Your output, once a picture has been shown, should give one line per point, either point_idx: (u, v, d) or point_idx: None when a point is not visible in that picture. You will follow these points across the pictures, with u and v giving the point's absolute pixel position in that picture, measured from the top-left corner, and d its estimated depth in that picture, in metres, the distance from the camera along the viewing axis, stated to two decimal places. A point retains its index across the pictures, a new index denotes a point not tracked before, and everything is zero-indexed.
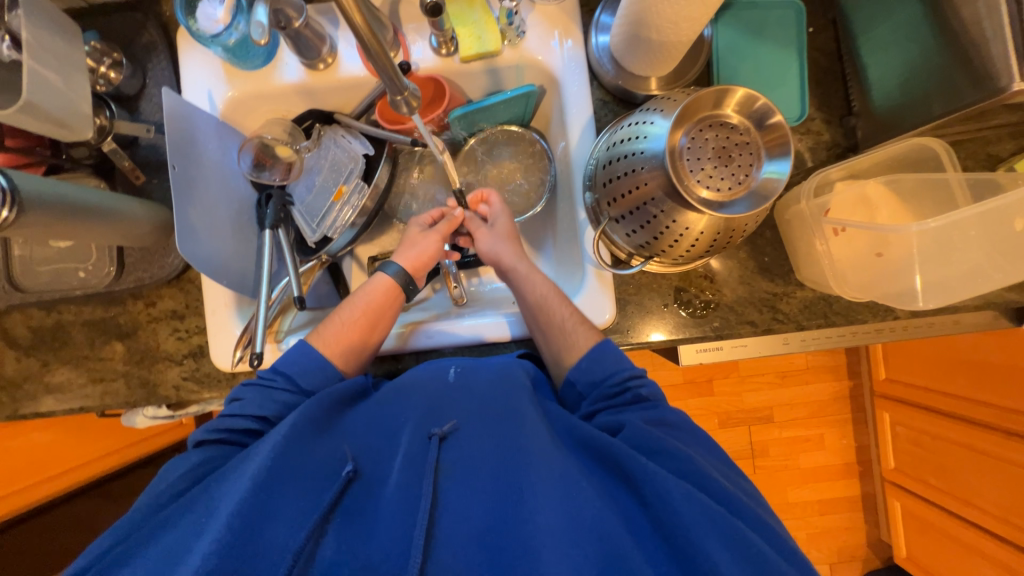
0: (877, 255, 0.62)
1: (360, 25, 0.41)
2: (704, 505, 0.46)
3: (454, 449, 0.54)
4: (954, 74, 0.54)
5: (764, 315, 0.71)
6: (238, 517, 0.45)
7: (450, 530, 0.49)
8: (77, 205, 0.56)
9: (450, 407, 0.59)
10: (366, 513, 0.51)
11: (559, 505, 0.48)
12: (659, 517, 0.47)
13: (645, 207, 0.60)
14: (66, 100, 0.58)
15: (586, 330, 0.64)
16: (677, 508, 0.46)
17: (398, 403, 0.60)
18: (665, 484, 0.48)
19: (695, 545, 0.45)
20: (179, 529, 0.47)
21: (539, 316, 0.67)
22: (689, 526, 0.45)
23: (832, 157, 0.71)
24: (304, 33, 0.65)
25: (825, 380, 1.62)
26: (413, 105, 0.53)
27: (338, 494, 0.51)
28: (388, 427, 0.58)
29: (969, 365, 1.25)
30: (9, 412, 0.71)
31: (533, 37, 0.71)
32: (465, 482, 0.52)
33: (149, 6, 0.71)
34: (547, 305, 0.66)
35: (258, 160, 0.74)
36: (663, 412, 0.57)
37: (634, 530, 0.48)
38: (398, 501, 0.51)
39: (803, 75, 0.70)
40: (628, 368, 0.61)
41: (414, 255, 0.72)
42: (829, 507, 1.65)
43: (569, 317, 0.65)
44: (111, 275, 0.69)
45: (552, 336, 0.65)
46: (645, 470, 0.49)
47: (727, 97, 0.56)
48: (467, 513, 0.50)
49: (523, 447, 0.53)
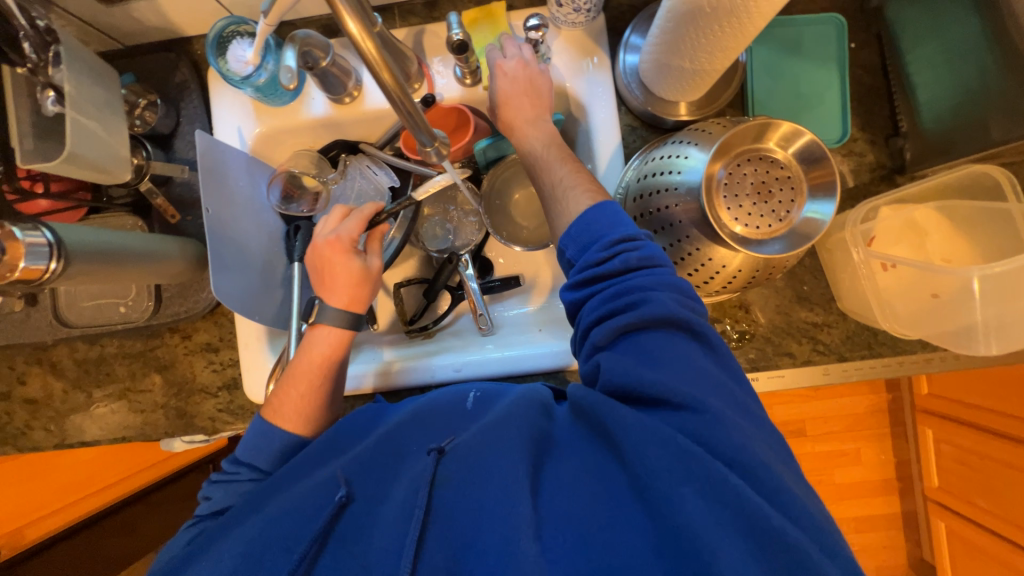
0: (933, 293, 0.58)
1: (389, 82, 0.40)
2: (705, 479, 0.39)
3: (452, 460, 0.48)
4: (1019, 97, 0.50)
5: (803, 346, 0.68)
6: (245, 557, 0.47)
7: (439, 539, 0.45)
8: (117, 251, 0.57)
9: (459, 423, 0.53)
10: (361, 534, 0.48)
11: (556, 503, 0.43)
12: (661, 511, 0.40)
13: (681, 244, 0.58)
14: (106, 147, 0.59)
15: (586, 193, 0.55)
16: (686, 505, 0.38)
17: (409, 424, 0.54)
18: (660, 467, 0.40)
19: (704, 541, 0.37)
20: (212, 552, 0.50)
21: (540, 173, 0.60)
22: (699, 525, 0.38)
23: (876, 179, 0.67)
24: (331, 70, 0.65)
25: (861, 393, 1.55)
26: (443, 152, 0.54)
27: (329, 521, 0.48)
28: (395, 449, 0.52)
29: (1022, 383, 1.17)
30: (58, 441, 0.74)
31: (558, 63, 0.70)
32: (462, 490, 0.46)
33: (181, 45, 0.73)
34: (550, 159, 0.60)
35: (287, 192, 0.76)
36: (659, 306, 0.46)
37: (640, 527, 0.41)
38: (391, 514, 0.47)
39: (844, 95, 0.66)
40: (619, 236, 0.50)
41: (345, 295, 0.64)
42: (867, 524, 1.58)
43: (566, 178, 0.57)
44: (149, 310, 0.71)
45: (548, 201, 0.59)
46: (638, 451, 0.42)
47: (769, 131, 0.53)
48: (458, 521, 0.45)
49: (518, 444, 0.46)
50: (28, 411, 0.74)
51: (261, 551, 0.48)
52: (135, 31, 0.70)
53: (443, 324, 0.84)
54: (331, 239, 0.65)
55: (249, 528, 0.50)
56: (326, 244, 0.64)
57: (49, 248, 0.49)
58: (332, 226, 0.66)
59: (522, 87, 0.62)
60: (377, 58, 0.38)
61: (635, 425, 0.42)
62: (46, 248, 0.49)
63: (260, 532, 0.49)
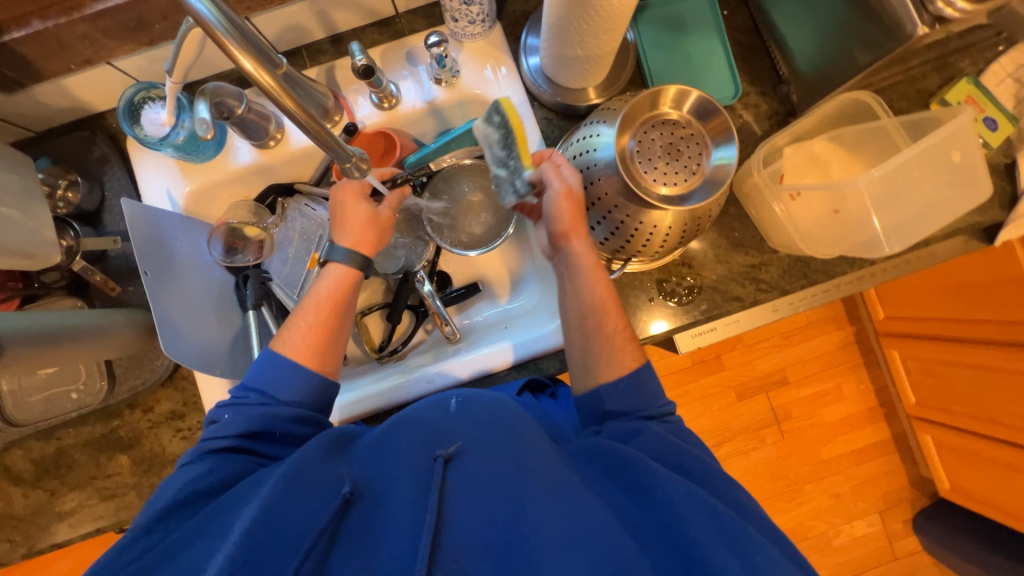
0: (835, 210, 0.64)
1: (294, 108, 0.41)
2: (712, 506, 0.48)
3: (460, 468, 0.53)
4: (864, 28, 0.57)
5: (748, 288, 0.73)
6: (247, 539, 0.46)
7: (456, 544, 0.49)
8: (56, 332, 0.56)
9: (458, 424, 0.58)
10: (364, 533, 0.51)
11: (569, 516, 0.49)
12: (665, 521, 0.48)
13: (612, 214, 0.61)
14: (24, 231, 0.58)
15: (630, 348, 0.61)
16: (688, 515, 0.47)
17: (401, 427, 0.59)
18: (675, 490, 0.49)
19: (702, 547, 0.46)
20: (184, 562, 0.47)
21: (590, 316, 0.61)
22: (698, 530, 0.46)
23: (774, 125, 0.74)
24: (248, 116, 0.67)
25: (828, 332, 1.63)
26: (364, 168, 0.53)
27: (333, 517, 0.51)
28: (389, 452, 0.57)
29: (960, 287, 1.25)
30: (25, 550, 0.70)
31: (468, 73, 0.74)
32: (471, 491, 0.52)
33: (94, 122, 0.73)
34: (603, 302, 0.61)
35: (230, 245, 0.75)
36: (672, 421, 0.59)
37: (641, 537, 0.49)
38: (400, 516, 0.51)
39: (729, 55, 0.72)
40: (660, 402, 0.60)
41: (353, 232, 0.65)
42: (864, 455, 1.63)
43: (615, 327, 0.61)
44: (104, 389, 0.69)
45: (588, 336, 0.61)
46: (654, 475, 0.51)
47: (661, 97, 0.58)
48: (471, 527, 0.50)
49: (530, 457, 0.53)
50: None
51: (266, 536, 0.47)
52: (44, 114, 0.69)
53: (412, 344, 0.85)
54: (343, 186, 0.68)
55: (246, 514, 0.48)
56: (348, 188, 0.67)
57: None
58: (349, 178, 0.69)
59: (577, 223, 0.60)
60: (274, 87, 0.39)
61: (664, 475, 0.51)
62: None
63: (263, 512, 0.48)
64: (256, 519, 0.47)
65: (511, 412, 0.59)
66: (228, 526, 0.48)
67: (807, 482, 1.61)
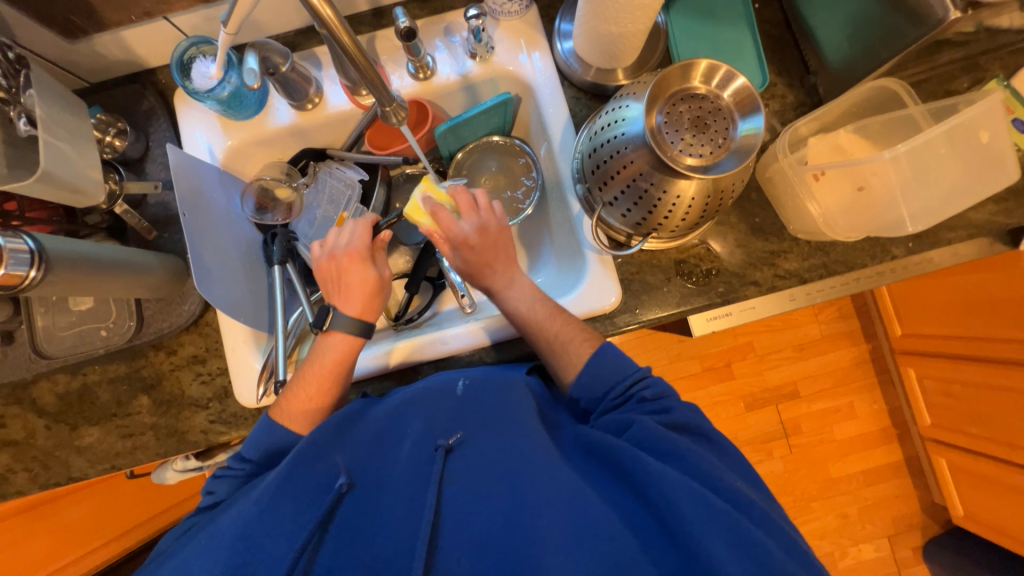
0: (860, 187, 0.64)
1: (348, 44, 0.48)
2: (711, 502, 0.46)
3: (460, 459, 0.56)
4: (894, 17, 0.58)
5: (766, 273, 0.73)
6: (242, 538, 0.49)
7: (454, 537, 0.50)
8: (98, 262, 0.59)
9: (458, 415, 0.60)
10: (362, 519, 0.53)
11: (564, 510, 0.49)
12: (662, 516, 0.47)
13: (636, 184, 0.62)
14: (78, 167, 0.61)
15: (583, 342, 0.64)
16: (686, 510, 0.46)
17: (403, 412, 0.61)
18: (670, 484, 0.48)
19: (699, 542, 0.44)
20: (189, 550, 0.51)
21: (531, 332, 0.66)
22: (695, 524, 0.45)
23: (799, 116, 0.75)
24: (291, 76, 0.70)
25: (843, 347, 1.60)
26: (400, 116, 0.59)
27: (330, 508, 0.53)
28: (392, 437, 0.59)
29: (982, 304, 1.23)
30: (43, 481, 0.72)
31: (502, 51, 0.76)
32: (466, 486, 0.53)
33: (146, 77, 0.77)
34: (540, 318, 0.66)
35: (260, 204, 0.78)
36: (674, 414, 0.57)
37: (638, 531, 0.48)
38: (396, 506, 0.53)
39: (758, 44, 0.73)
40: (630, 376, 0.61)
41: (360, 301, 0.66)
42: (875, 477, 1.59)
43: (560, 332, 0.65)
44: (132, 329, 0.71)
45: (544, 348, 0.66)
46: (649, 471, 0.49)
47: (692, 71, 0.59)
48: (469, 519, 0.51)
49: (526, 451, 0.54)
50: (11, 454, 0.72)
51: (261, 535, 0.50)
52: (101, 66, 0.73)
53: (427, 316, 0.85)
54: (347, 251, 0.67)
55: (246, 511, 0.51)
56: (342, 256, 0.66)
57: (30, 255, 0.50)
58: (338, 240, 0.68)
59: (489, 258, 0.68)
60: (336, 23, 0.45)
61: (662, 471, 0.49)
62: (28, 255, 0.50)
63: (255, 516, 0.50)
64: (252, 520, 0.50)
65: (514, 402, 0.60)
66: (232, 517, 0.52)
67: (814, 500, 1.56)
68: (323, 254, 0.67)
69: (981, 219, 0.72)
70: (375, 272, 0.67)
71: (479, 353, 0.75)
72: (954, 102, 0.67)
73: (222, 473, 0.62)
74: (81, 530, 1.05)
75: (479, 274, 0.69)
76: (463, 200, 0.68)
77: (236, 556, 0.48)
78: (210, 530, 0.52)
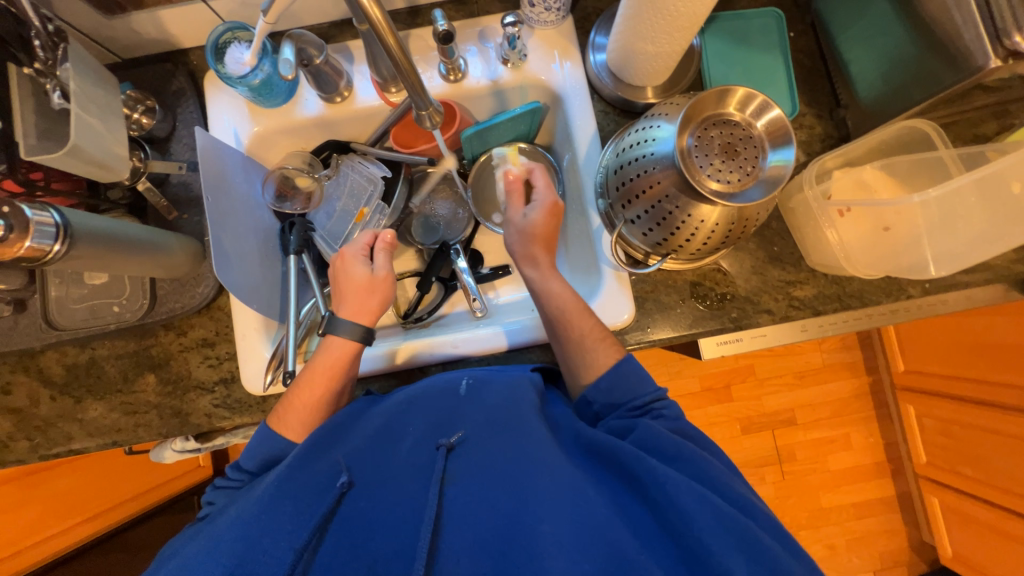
0: (885, 227, 0.64)
1: (392, 44, 0.48)
2: (716, 506, 0.46)
3: (459, 459, 0.56)
4: (931, 60, 0.58)
5: (780, 302, 0.73)
6: (241, 539, 0.48)
7: (454, 540, 0.50)
8: (118, 239, 0.59)
9: (461, 415, 0.60)
10: (363, 516, 0.53)
11: (567, 513, 0.48)
12: (668, 520, 0.47)
13: (660, 205, 0.62)
14: (107, 144, 0.61)
15: (609, 345, 0.64)
16: (691, 515, 0.46)
17: (403, 410, 0.61)
18: (674, 487, 0.47)
19: (707, 547, 0.44)
20: (187, 549, 0.50)
21: (559, 327, 0.66)
22: (702, 529, 0.45)
23: (826, 148, 0.75)
24: (324, 68, 0.70)
25: (844, 378, 1.60)
26: (435, 119, 0.61)
27: (333, 505, 0.53)
28: (391, 435, 0.59)
29: (989, 348, 1.23)
30: (44, 451, 0.72)
31: (534, 59, 0.76)
32: (467, 487, 0.53)
33: (178, 57, 0.77)
34: (570, 313, 0.66)
35: (281, 192, 0.78)
36: (679, 424, 0.58)
37: (642, 535, 0.48)
38: (398, 506, 0.53)
39: (790, 75, 0.73)
40: (637, 386, 0.61)
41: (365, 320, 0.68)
42: (865, 510, 1.58)
43: (590, 331, 0.65)
44: (144, 307, 0.71)
45: (568, 348, 0.66)
46: (654, 473, 0.49)
47: (727, 97, 0.59)
48: (470, 522, 0.50)
49: (527, 451, 0.54)
50: (13, 422, 0.72)
51: (259, 534, 0.49)
52: (134, 43, 0.74)
53: (437, 315, 0.85)
54: (367, 271, 0.69)
55: (244, 511, 0.51)
56: (359, 278, 0.68)
57: (56, 229, 0.50)
58: (363, 260, 0.70)
59: (549, 238, 0.70)
60: (382, 22, 0.46)
61: (666, 475, 0.48)
62: (53, 229, 0.50)
63: (255, 516, 0.49)
64: (252, 521, 0.49)
65: (518, 402, 0.59)
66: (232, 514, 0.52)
67: (803, 529, 1.56)
68: (344, 271, 0.69)
69: (998, 266, 0.72)
70: (384, 296, 0.69)
71: (487, 359, 0.75)
72: (982, 148, 0.67)
73: (222, 483, 0.63)
74: (70, 500, 1.05)
75: (529, 256, 0.70)
76: (539, 180, 0.72)
77: (236, 557, 0.47)
78: (211, 530, 0.51)
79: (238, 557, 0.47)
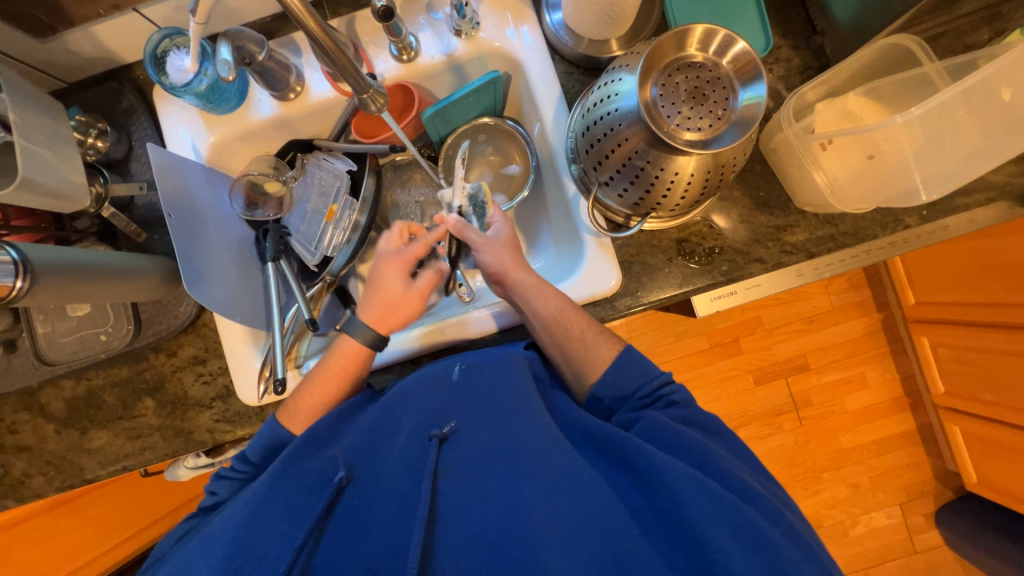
0: (870, 155, 0.61)
1: (315, 29, 0.46)
2: (716, 493, 0.45)
3: (453, 449, 0.55)
4: None
5: (772, 249, 0.70)
6: (234, 542, 0.49)
7: (449, 531, 0.49)
8: (87, 268, 0.58)
9: (455, 404, 0.59)
10: (355, 516, 0.52)
11: (562, 503, 0.48)
12: (666, 508, 0.46)
13: (632, 162, 0.59)
14: (60, 173, 0.60)
15: (604, 341, 0.63)
16: (691, 504, 0.45)
17: (397, 403, 0.60)
18: (671, 473, 0.47)
19: (704, 536, 0.43)
20: (190, 544, 0.52)
21: (550, 332, 0.64)
22: (700, 516, 0.44)
23: (806, 80, 0.71)
24: (269, 65, 0.67)
25: (854, 318, 1.56)
26: (380, 102, 0.58)
27: (330, 503, 0.53)
28: (386, 430, 0.59)
29: (999, 270, 1.18)
30: (59, 484, 0.74)
31: (488, 26, 0.72)
32: (461, 478, 0.52)
33: (123, 73, 0.75)
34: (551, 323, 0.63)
35: (250, 199, 0.76)
36: (691, 412, 0.57)
37: (641, 523, 0.47)
38: (392, 500, 0.53)
39: (761, 4, 0.68)
40: (656, 377, 0.60)
41: (380, 307, 0.66)
42: (886, 446, 1.58)
43: (584, 328, 0.63)
44: (131, 332, 0.71)
45: (563, 344, 0.63)
46: (652, 460, 0.49)
47: (688, 38, 0.56)
48: (465, 515, 0.50)
49: (523, 443, 0.53)
50: (24, 460, 0.74)
51: (257, 535, 0.50)
52: (76, 65, 0.71)
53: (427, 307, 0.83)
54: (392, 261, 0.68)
55: (240, 512, 0.52)
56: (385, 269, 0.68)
57: (15, 266, 0.49)
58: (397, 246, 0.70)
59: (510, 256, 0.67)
60: (300, 8, 0.44)
61: (667, 462, 0.48)
62: (11, 266, 0.49)
63: (252, 514, 0.51)
64: (247, 521, 0.51)
65: (515, 391, 0.59)
66: (230, 513, 0.53)
67: (825, 471, 1.56)
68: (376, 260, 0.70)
69: (998, 182, 0.69)
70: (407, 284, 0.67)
71: (479, 343, 0.74)
72: (973, 55, 0.62)
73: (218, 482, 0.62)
74: (104, 525, 1.09)
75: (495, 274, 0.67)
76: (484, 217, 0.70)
77: (232, 558, 0.49)
78: (210, 527, 0.53)
79: (236, 553, 0.49)
